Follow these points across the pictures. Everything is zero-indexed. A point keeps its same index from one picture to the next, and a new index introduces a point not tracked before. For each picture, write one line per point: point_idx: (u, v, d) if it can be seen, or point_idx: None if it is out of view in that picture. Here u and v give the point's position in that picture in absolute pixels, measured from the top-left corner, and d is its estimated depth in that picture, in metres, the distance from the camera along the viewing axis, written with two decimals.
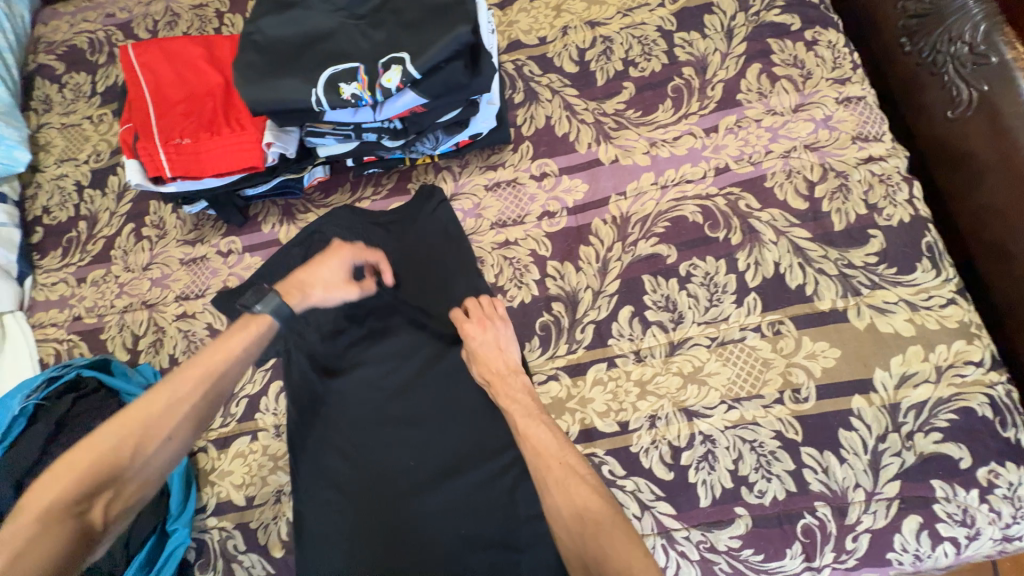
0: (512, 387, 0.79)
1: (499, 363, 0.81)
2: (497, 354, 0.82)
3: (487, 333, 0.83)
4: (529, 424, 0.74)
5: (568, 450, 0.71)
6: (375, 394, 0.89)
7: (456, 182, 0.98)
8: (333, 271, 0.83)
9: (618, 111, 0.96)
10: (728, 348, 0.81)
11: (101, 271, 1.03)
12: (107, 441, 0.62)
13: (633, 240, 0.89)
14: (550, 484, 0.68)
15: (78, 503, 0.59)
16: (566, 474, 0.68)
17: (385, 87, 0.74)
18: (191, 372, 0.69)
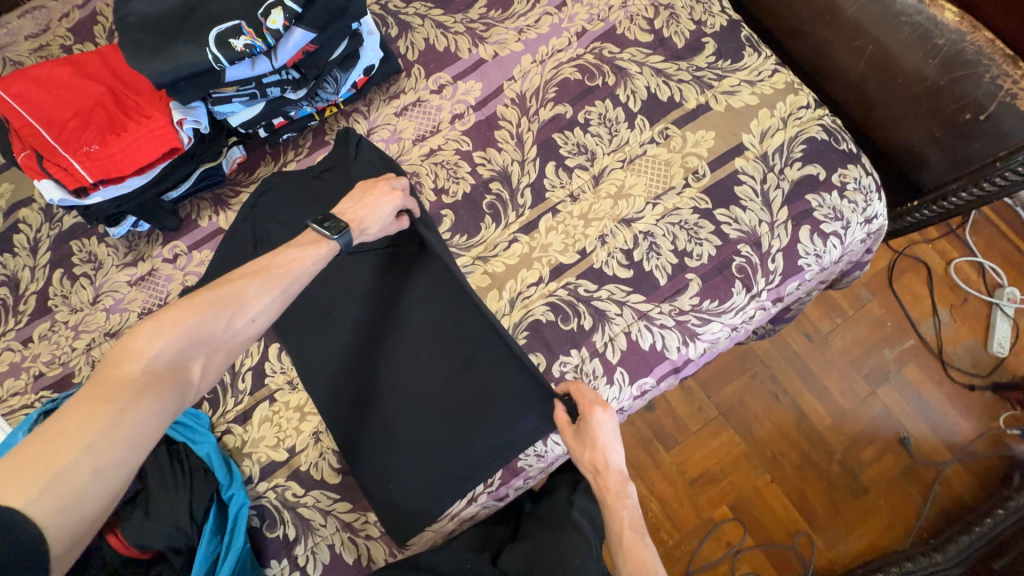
0: (616, 488, 0.82)
1: (616, 465, 0.82)
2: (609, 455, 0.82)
3: (604, 432, 0.81)
4: (634, 543, 0.78)
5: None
6: (382, 344, 0.95)
7: (368, 119, 1.07)
8: (384, 210, 0.87)
9: (483, 14, 1.09)
10: (637, 163, 0.99)
11: (47, 322, 1.01)
12: (208, 307, 0.65)
13: (535, 111, 1.04)
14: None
15: (176, 360, 0.62)
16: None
17: (273, 29, 0.81)
18: (265, 266, 0.73)
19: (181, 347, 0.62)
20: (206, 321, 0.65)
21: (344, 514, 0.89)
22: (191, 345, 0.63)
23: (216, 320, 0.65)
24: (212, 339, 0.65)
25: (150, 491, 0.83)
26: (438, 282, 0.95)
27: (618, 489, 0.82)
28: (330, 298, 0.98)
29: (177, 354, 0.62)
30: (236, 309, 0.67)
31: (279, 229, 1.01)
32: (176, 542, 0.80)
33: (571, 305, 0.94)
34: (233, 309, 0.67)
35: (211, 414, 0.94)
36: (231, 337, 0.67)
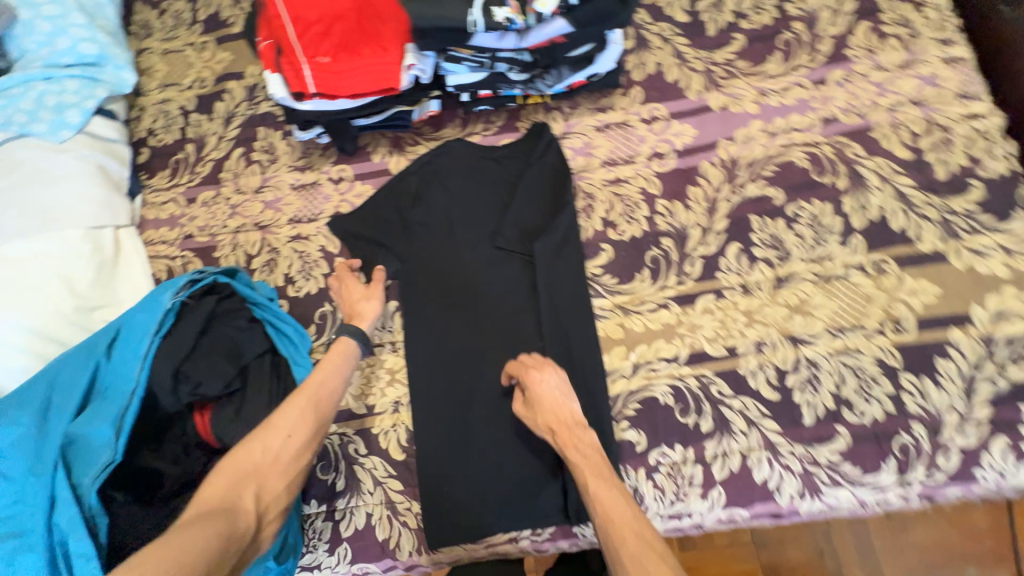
0: (578, 442, 0.75)
1: (565, 413, 0.78)
2: (563, 403, 0.78)
3: (551, 378, 0.80)
4: (598, 484, 0.69)
5: (645, 520, 0.65)
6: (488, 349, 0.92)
7: (566, 122, 1.02)
8: (353, 288, 0.92)
9: (729, 60, 1.00)
10: (833, 284, 0.87)
11: (212, 192, 1.07)
12: (247, 441, 0.67)
13: (741, 182, 0.94)
14: (622, 559, 0.61)
15: (230, 491, 0.61)
16: (643, 550, 0.61)
17: (540, 11, 0.78)
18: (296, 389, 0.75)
19: (233, 483, 0.62)
20: (242, 453, 0.65)
21: (392, 492, 0.88)
22: (241, 477, 0.63)
23: (255, 446, 0.66)
24: (256, 469, 0.64)
25: (247, 390, 0.82)
26: (566, 311, 0.90)
27: (580, 437, 0.76)
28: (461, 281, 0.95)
29: (231, 488, 0.62)
30: (269, 435, 0.67)
31: (437, 198, 0.99)
32: None
33: (696, 399, 0.85)
34: (266, 434, 0.67)
35: (314, 338, 0.96)
36: (276, 461, 0.66)
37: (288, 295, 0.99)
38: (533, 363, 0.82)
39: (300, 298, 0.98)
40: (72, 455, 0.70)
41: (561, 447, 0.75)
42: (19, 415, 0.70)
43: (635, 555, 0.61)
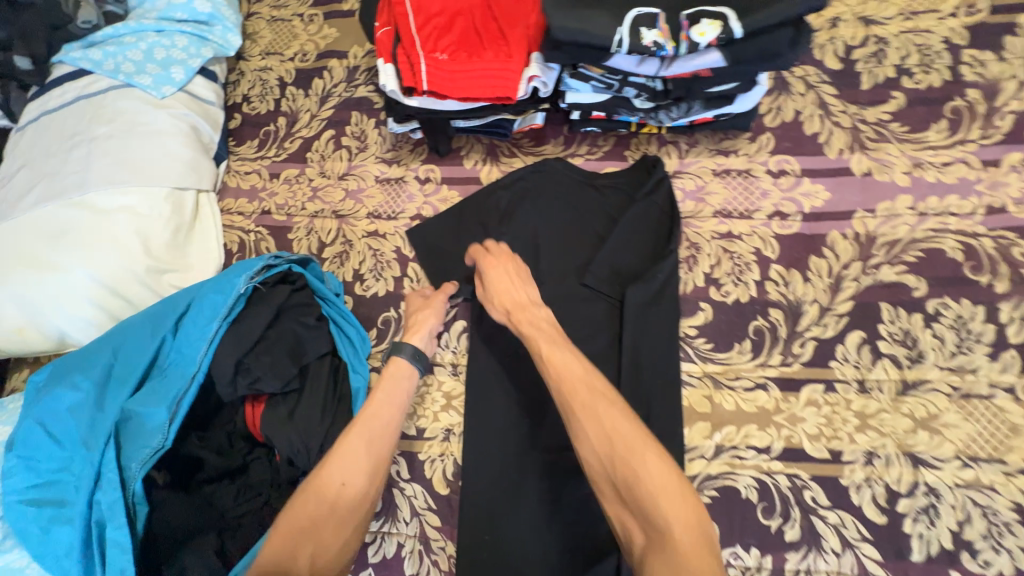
0: (534, 317, 0.74)
1: (522, 295, 0.76)
2: (515, 284, 0.78)
3: (505, 264, 0.80)
4: (553, 351, 0.67)
5: (593, 375, 0.64)
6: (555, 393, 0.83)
7: (681, 160, 0.93)
8: (417, 302, 0.86)
9: (882, 121, 0.88)
10: (972, 402, 0.74)
11: (295, 170, 1.04)
12: (302, 492, 0.63)
13: (875, 263, 0.82)
14: (577, 410, 0.61)
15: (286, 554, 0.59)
16: (595, 398, 0.61)
17: (695, 41, 0.69)
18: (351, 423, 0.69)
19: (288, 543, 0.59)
20: (297, 508, 0.62)
21: (429, 526, 0.82)
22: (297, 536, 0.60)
23: (310, 499, 0.62)
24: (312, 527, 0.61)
25: (302, 392, 0.78)
26: (652, 370, 0.81)
27: (533, 311, 0.75)
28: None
29: (287, 548, 0.59)
30: (322, 488, 0.63)
31: (526, 216, 0.91)
32: (296, 459, 0.75)
33: (784, 502, 0.75)
34: (319, 485, 0.63)
35: (374, 344, 0.90)
36: (332, 515, 0.62)
37: (355, 293, 0.94)
38: (495, 254, 0.82)
39: (366, 298, 0.93)
40: (124, 432, 0.68)
41: (516, 324, 0.74)
42: (81, 380, 0.68)
43: (587, 405, 0.61)
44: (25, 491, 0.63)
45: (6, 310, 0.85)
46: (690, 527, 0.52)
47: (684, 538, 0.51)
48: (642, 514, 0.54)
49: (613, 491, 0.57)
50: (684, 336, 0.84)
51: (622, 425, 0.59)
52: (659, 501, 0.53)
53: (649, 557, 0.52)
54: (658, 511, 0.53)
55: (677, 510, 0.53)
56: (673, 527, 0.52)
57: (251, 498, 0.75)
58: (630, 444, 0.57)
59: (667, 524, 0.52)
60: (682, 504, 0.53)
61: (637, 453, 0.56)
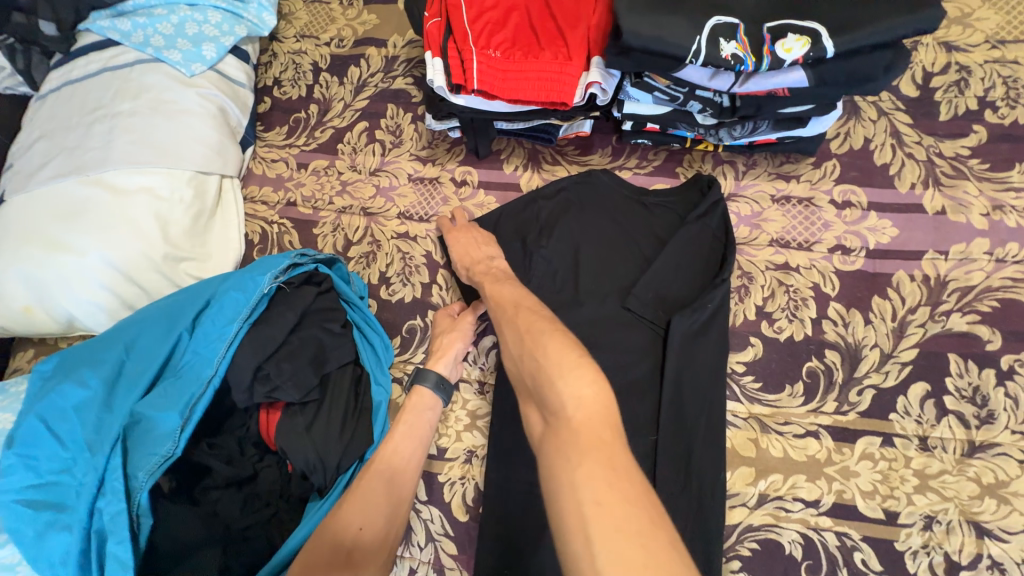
0: (488, 268, 0.78)
1: (481, 255, 0.80)
2: (476, 246, 0.81)
3: (464, 232, 0.83)
4: (495, 286, 0.72)
5: (525, 298, 0.67)
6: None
7: (737, 181, 0.87)
8: (442, 320, 0.83)
9: (960, 156, 0.82)
10: None
11: (325, 162, 0.99)
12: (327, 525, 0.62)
13: (945, 310, 0.76)
14: (501, 323, 0.65)
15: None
16: (520, 312, 0.64)
17: (779, 57, 0.62)
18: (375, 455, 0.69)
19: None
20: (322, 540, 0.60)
21: (444, 554, 0.77)
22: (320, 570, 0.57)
23: (334, 533, 0.61)
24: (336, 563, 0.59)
25: (322, 404, 0.73)
26: (698, 407, 0.74)
27: (489, 264, 0.78)
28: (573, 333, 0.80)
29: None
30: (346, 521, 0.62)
31: (565, 230, 0.86)
32: (311, 475, 0.70)
33: (832, 563, 0.69)
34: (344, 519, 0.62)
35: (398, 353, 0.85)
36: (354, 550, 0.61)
37: (380, 297, 0.89)
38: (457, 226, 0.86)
39: (391, 303, 0.88)
40: (133, 435, 0.64)
41: (472, 276, 0.78)
42: (89, 376, 0.63)
43: (510, 317, 0.64)
44: (20, 491, 0.58)
45: (15, 289, 0.81)
46: (585, 400, 0.50)
47: (580, 415, 0.50)
48: (542, 397, 0.54)
49: (525, 387, 0.58)
50: (731, 372, 0.78)
51: (536, 325, 0.60)
52: (552, 377, 0.53)
53: (545, 439, 0.51)
54: (554, 389, 0.52)
55: (572, 384, 0.52)
56: (568, 403, 0.51)
57: (259, 509, 0.71)
58: (535, 336, 0.58)
59: (559, 400, 0.51)
60: (581, 377, 0.52)
61: (541, 343, 0.57)
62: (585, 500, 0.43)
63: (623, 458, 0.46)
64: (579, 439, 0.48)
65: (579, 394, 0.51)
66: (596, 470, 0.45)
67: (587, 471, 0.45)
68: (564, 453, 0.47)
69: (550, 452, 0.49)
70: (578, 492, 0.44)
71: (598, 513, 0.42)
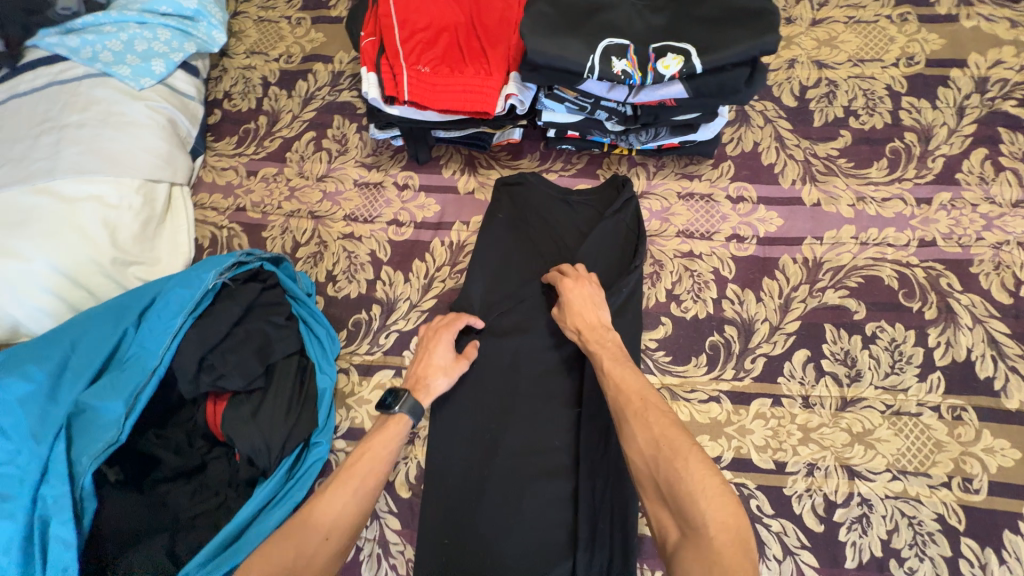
0: (602, 337, 0.76)
1: (592, 315, 0.79)
2: (590, 308, 0.79)
3: (584, 288, 0.81)
4: (616, 367, 0.71)
5: (652, 392, 0.67)
6: (520, 396, 0.85)
7: (649, 180, 0.98)
8: (441, 353, 0.81)
9: (830, 156, 0.96)
10: (902, 419, 0.80)
11: (273, 169, 1.04)
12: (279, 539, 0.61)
13: (821, 287, 0.88)
14: (628, 416, 0.65)
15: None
16: (646, 407, 0.64)
17: (660, 73, 0.74)
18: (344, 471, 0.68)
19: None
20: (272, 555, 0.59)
21: (388, 529, 0.83)
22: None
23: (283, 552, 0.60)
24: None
25: (267, 390, 0.78)
26: None
27: (602, 332, 0.77)
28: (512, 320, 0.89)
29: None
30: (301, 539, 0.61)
31: (506, 226, 0.95)
32: (257, 459, 0.75)
33: None
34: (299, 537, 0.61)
35: (343, 344, 0.91)
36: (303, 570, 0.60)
37: (327, 293, 0.95)
38: (574, 274, 0.83)
39: (337, 299, 0.94)
40: (77, 425, 0.67)
41: (584, 343, 0.77)
42: (35, 371, 0.66)
43: (639, 412, 0.64)
44: None
45: None
46: (728, 528, 0.52)
47: (720, 538, 0.52)
48: (677, 506, 0.56)
49: (654, 488, 0.59)
50: (644, 349, 0.88)
51: (672, 431, 0.61)
52: (696, 497, 0.55)
53: (682, 551, 0.54)
54: (694, 507, 0.54)
55: (716, 510, 0.54)
56: (709, 525, 0.53)
57: (207, 498, 0.74)
58: (675, 447, 0.59)
59: (701, 519, 0.54)
60: (724, 505, 0.54)
61: (682, 455, 0.58)
62: None
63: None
64: (721, 557, 0.51)
65: (721, 518, 0.53)
66: None
67: None
68: (706, 567, 0.51)
69: (687, 563, 0.53)
70: None
71: None
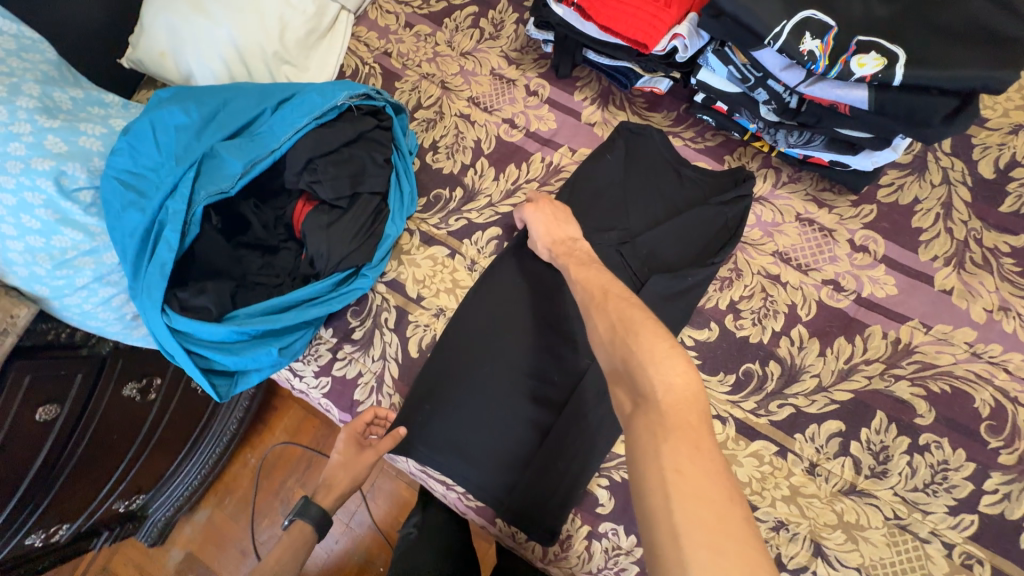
0: (571, 249, 0.80)
1: (560, 233, 0.83)
2: (557, 225, 0.83)
3: (549, 210, 0.85)
4: (581, 272, 0.74)
5: (615, 288, 0.68)
6: (542, 324, 0.88)
7: (773, 188, 0.90)
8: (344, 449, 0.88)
9: (997, 250, 0.81)
10: (903, 535, 0.74)
11: (428, 29, 1.08)
12: None
13: (897, 374, 0.79)
14: (592, 312, 0.66)
15: None
16: (611, 301, 0.65)
17: (850, 70, 0.65)
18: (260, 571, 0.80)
19: None
20: None
21: (388, 374, 0.91)
22: None
23: None
24: None
25: (346, 212, 0.88)
26: None
27: (570, 244, 0.81)
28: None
29: None
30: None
31: (605, 169, 0.93)
32: (317, 261, 0.86)
33: None
34: None
35: (419, 210, 0.98)
36: None
37: (424, 159, 1.01)
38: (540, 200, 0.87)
39: (430, 168, 1.00)
40: (205, 165, 0.80)
41: (554, 256, 0.81)
42: (192, 109, 0.81)
43: (600, 306, 0.65)
44: (120, 173, 0.77)
45: (157, 31, 0.96)
46: (676, 388, 0.52)
47: (668, 399, 0.52)
48: (632, 379, 0.56)
49: (616, 372, 0.59)
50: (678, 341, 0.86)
51: (630, 315, 0.61)
52: (647, 364, 0.55)
53: (633, 419, 0.53)
54: (644, 374, 0.54)
55: (664, 374, 0.53)
56: (657, 390, 0.53)
57: (271, 275, 0.88)
58: (629, 327, 0.60)
59: (650, 386, 0.53)
60: (673, 369, 0.54)
61: (635, 332, 0.59)
62: (666, 466, 0.47)
63: (709, 443, 0.49)
64: (665, 419, 0.50)
65: (669, 382, 0.53)
66: (681, 446, 0.48)
67: (673, 447, 0.48)
68: (654, 430, 0.50)
69: (638, 430, 0.52)
70: (660, 460, 0.47)
71: (680, 480, 0.46)
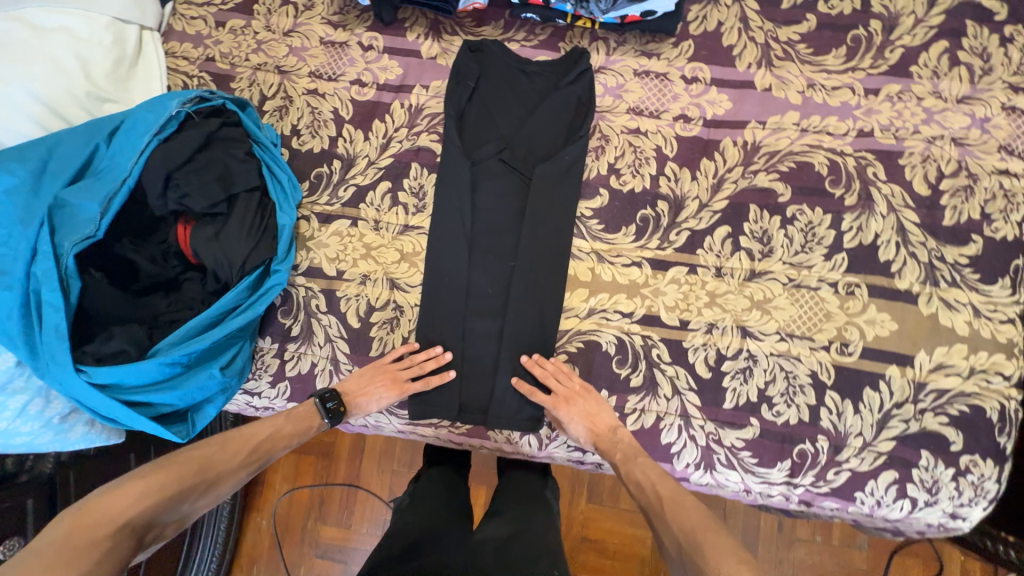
0: (615, 440, 0.83)
1: (601, 423, 0.84)
2: (596, 413, 0.85)
3: (572, 403, 0.84)
4: (634, 471, 0.79)
5: (672, 488, 0.77)
6: (478, 248, 0.94)
7: (608, 56, 0.99)
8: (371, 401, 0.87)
9: (791, 41, 0.95)
10: (801, 292, 0.88)
11: (241, 21, 1.06)
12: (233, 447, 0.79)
13: (754, 170, 0.93)
14: (655, 520, 0.75)
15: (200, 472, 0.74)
16: (667, 508, 0.74)
17: None
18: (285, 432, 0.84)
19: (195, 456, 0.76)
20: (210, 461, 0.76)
21: (339, 352, 0.93)
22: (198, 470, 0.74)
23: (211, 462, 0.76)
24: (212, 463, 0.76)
25: (229, 216, 0.87)
26: (545, 232, 0.92)
27: (614, 435, 0.84)
28: (426, 174, 0.97)
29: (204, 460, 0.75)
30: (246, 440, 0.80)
31: (481, 91, 0.98)
32: (220, 272, 0.86)
33: (635, 356, 0.89)
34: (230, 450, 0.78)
35: (306, 194, 0.98)
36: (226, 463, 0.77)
37: (291, 146, 1.00)
38: (561, 392, 0.85)
39: (301, 152, 1.00)
40: (58, 219, 0.76)
41: (598, 450, 0.84)
42: (17, 167, 0.76)
43: (663, 515, 0.74)
44: None
45: None
46: None
47: None
48: None
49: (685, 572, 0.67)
50: (579, 214, 0.94)
51: (690, 520, 0.72)
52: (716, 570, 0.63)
53: None
54: None
55: None
56: None
57: (183, 307, 0.86)
58: (694, 539, 0.69)
59: None
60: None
61: (700, 546, 0.67)
62: None
63: None
64: None
65: None
66: None
67: None
68: None
69: None
70: None
71: None
